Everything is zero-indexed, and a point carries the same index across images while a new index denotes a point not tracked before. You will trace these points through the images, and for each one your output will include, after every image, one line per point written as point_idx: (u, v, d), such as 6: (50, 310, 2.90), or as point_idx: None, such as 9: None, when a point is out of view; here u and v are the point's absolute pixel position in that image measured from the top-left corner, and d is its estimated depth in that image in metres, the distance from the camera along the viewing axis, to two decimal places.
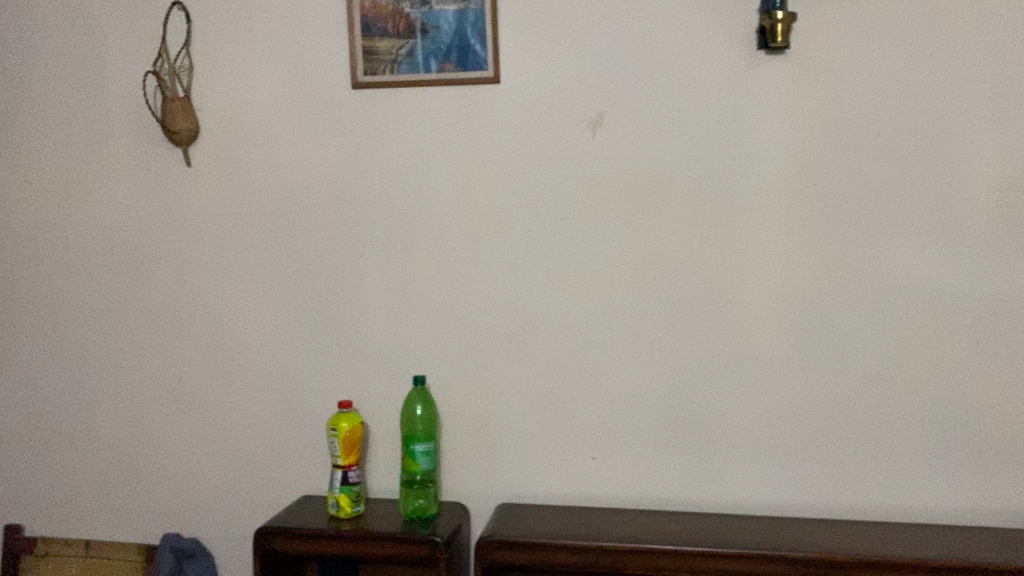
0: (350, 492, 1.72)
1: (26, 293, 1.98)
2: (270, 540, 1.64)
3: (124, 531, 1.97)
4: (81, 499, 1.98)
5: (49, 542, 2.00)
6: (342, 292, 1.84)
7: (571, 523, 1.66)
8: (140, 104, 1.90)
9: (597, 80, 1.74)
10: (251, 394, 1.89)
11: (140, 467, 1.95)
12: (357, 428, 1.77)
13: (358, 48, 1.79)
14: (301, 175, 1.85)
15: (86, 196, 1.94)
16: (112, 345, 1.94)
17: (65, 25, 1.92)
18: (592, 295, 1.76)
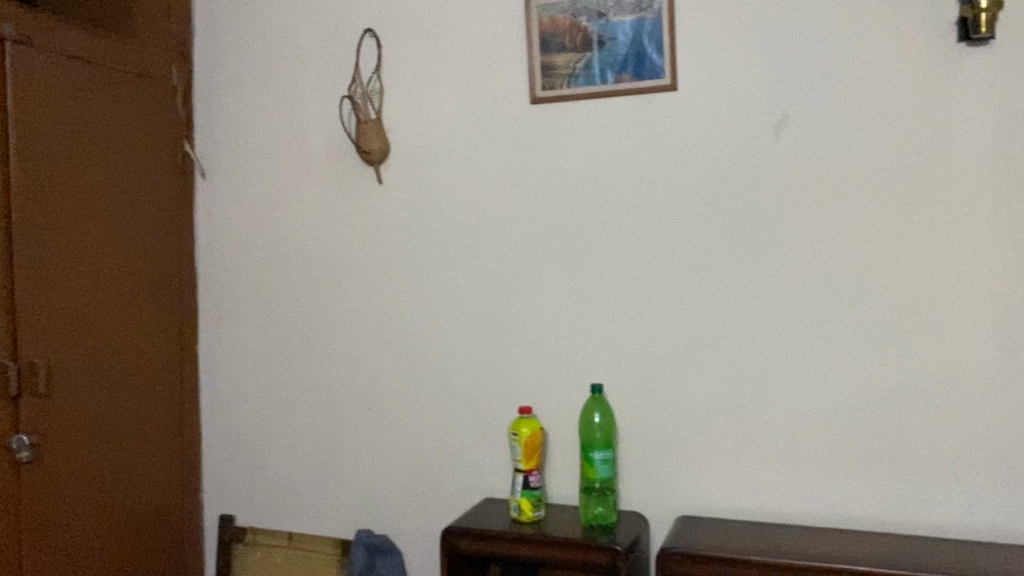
0: (531, 496, 1.76)
1: (238, 301, 2.16)
2: (457, 540, 1.71)
3: (323, 525, 2.11)
4: (285, 494, 2.14)
5: (257, 532, 2.17)
6: (522, 301, 1.89)
7: (755, 538, 1.62)
8: (336, 126, 2.04)
9: (777, 83, 1.69)
10: (437, 398, 1.98)
11: (337, 465, 2.08)
12: (537, 434, 1.82)
13: (537, 63, 1.85)
14: (482, 188, 1.92)
15: (289, 213, 2.10)
16: (312, 350, 2.09)
17: (273, 58, 2.10)
18: (775, 303, 1.71)
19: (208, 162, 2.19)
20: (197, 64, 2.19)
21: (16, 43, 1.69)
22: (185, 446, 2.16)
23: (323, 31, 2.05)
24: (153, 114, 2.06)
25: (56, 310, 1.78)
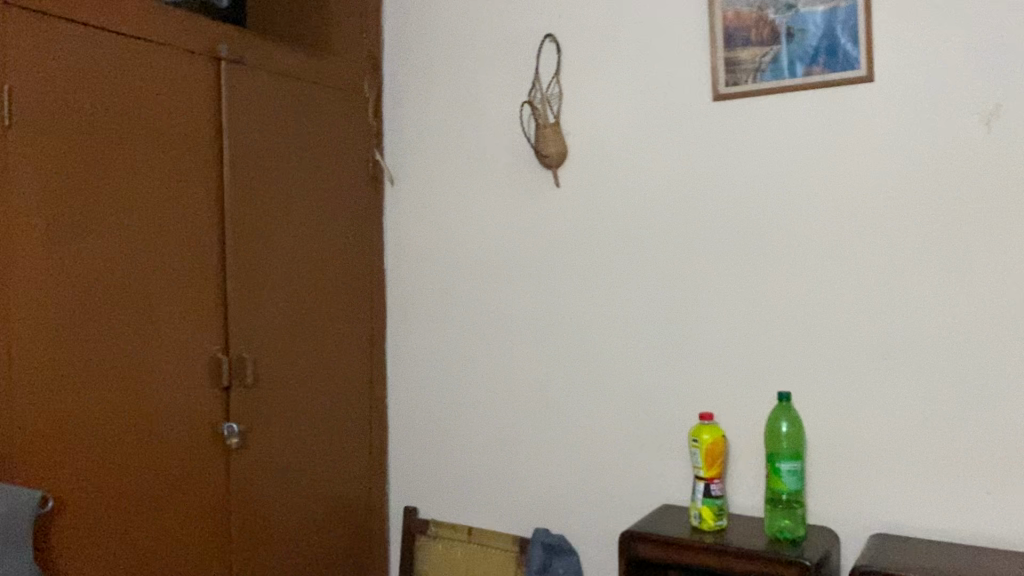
0: (713, 505, 1.72)
1: (423, 302, 2.25)
2: (635, 545, 1.69)
3: (502, 522, 2.14)
4: (465, 489, 2.20)
5: (439, 525, 2.23)
6: (703, 304, 1.85)
7: (962, 563, 1.49)
8: (517, 131, 2.08)
9: (989, 69, 1.56)
10: (615, 401, 1.97)
11: (516, 464, 2.11)
12: (719, 442, 1.77)
13: (720, 60, 1.80)
14: (662, 189, 1.89)
15: (471, 217, 2.16)
16: (492, 351, 2.14)
17: (457, 67, 2.17)
18: (985, 308, 1.57)
19: (397, 169, 2.29)
20: (388, 77, 2.30)
21: (231, 63, 1.85)
22: (374, 439, 2.27)
23: (505, 38, 2.10)
24: (347, 125, 2.18)
25: (262, 307, 1.92)
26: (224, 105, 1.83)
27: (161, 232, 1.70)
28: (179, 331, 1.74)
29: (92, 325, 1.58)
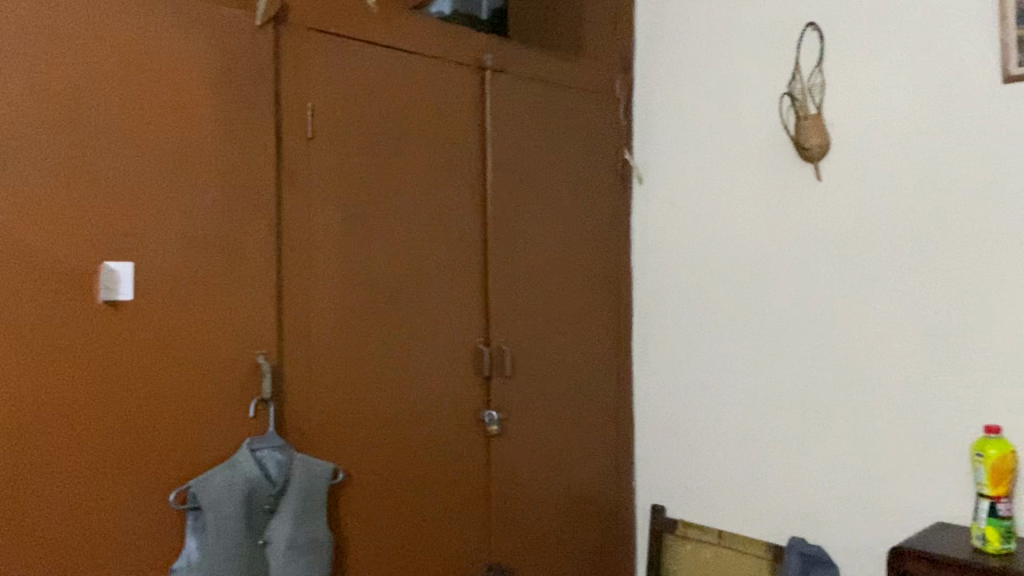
0: (998, 526, 1.58)
1: (671, 301, 2.24)
2: (905, 563, 1.58)
3: (753, 527, 2.08)
4: (714, 491, 2.17)
5: (687, 526, 2.21)
6: (987, 306, 1.69)
7: None
8: (774, 125, 2.02)
9: None
10: (880, 408, 1.85)
11: (767, 467, 2.05)
12: (1007, 459, 1.61)
13: (1011, 37, 1.64)
14: (938, 181, 1.75)
15: (722, 214, 2.13)
16: (744, 351, 2.09)
17: (711, 63, 2.15)
18: None
19: (645, 168, 2.30)
20: (637, 77, 2.32)
21: (495, 71, 1.95)
22: (619, 435, 2.30)
23: (762, 30, 2.04)
24: (599, 126, 2.22)
25: (519, 301, 2.01)
26: (488, 111, 1.94)
27: (433, 231, 1.83)
28: (447, 323, 1.86)
29: (375, 317, 1.73)
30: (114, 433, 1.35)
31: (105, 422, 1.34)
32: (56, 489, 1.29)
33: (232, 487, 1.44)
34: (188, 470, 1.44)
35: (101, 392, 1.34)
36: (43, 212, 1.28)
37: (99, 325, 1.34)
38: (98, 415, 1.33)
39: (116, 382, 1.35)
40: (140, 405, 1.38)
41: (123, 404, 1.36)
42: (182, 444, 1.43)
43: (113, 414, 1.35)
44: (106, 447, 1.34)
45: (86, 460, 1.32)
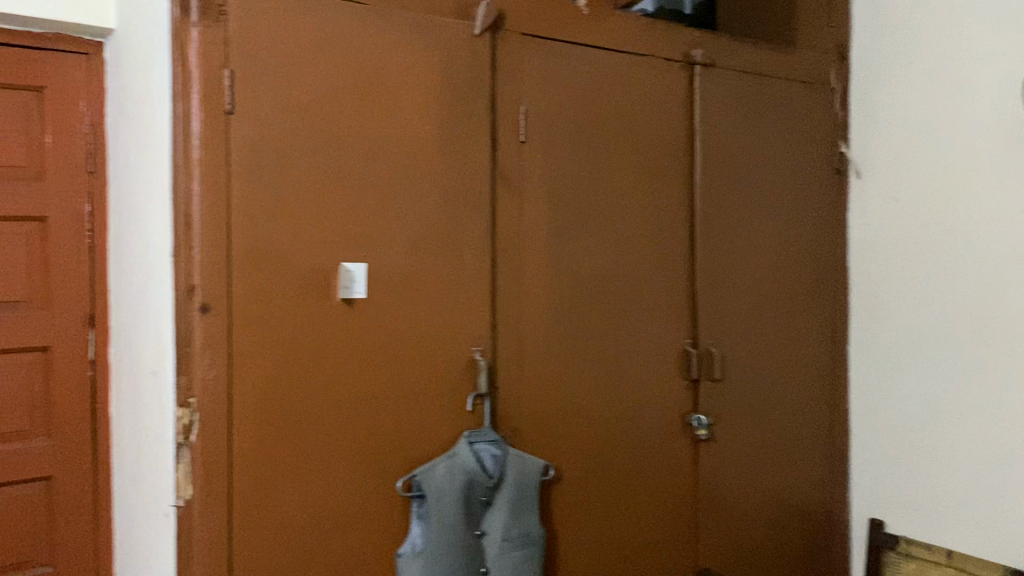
0: None
1: (894, 302, 2.10)
2: None
3: (988, 550, 1.90)
4: (941, 507, 2.00)
5: (911, 543, 2.06)
6: None
7: None
8: (1012, 110, 1.83)
9: None
10: None
11: (1008, 486, 1.86)
12: None
13: None
14: None
15: (952, 208, 1.96)
16: (978, 357, 1.91)
17: (938, 46, 1.99)
18: None
19: (864, 161, 2.17)
20: (855, 66, 2.19)
21: (704, 67, 1.91)
22: (835, 441, 2.18)
23: (997, 7, 1.86)
24: (812, 119, 2.12)
25: (729, 302, 1.96)
26: (697, 108, 1.90)
27: (641, 230, 1.82)
28: (653, 323, 1.84)
29: (584, 316, 1.74)
30: (346, 427, 1.45)
31: (338, 415, 1.44)
32: (296, 476, 1.40)
33: (453, 479, 1.49)
34: (413, 460, 1.52)
35: (335, 388, 1.43)
36: (290, 217, 1.39)
37: (333, 324, 1.43)
38: (332, 409, 1.43)
39: (347, 378, 1.45)
40: (369, 400, 1.47)
41: (354, 399, 1.45)
42: (407, 437, 1.51)
43: (345, 408, 1.44)
44: (339, 439, 1.44)
45: (322, 451, 1.42)
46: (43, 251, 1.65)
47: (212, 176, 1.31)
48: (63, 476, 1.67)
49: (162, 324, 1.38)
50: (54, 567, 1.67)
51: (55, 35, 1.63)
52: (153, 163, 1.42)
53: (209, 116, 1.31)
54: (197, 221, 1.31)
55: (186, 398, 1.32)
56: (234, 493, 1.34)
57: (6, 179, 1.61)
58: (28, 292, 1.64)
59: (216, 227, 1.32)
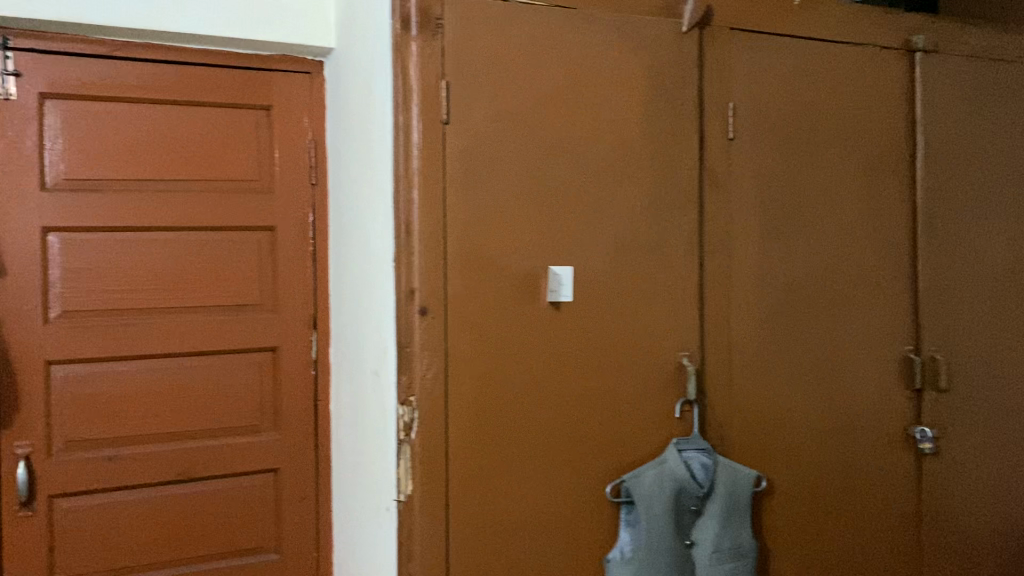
0: None
1: None
2: None
3: None
4: None
5: None
6: None
7: None
8: None
9: None
10: None
11: None
12: None
13: None
14: None
15: None
16: None
17: None
18: None
19: None
20: None
21: (926, 53, 1.78)
22: None
23: None
24: None
25: (957, 305, 1.80)
26: (918, 98, 1.77)
27: (857, 229, 1.71)
28: (871, 328, 1.73)
29: (796, 321, 1.66)
30: (556, 431, 1.45)
31: (548, 419, 1.45)
32: (509, 479, 1.42)
33: (662, 486, 1.46)
34: (622, 465, 1.50)
35: (545, 393, 1.45)
36: (502, 222, 1.41)
37: (543, 329, 1.44)
38: (542, 412, 1.44)
39: (557, 383, 1.45)
40: (578, 405, 1.47)
41: (563, 403, 1.46)
42: (615, 443, 1.49)
43: (555, 413, 1.45)
44: (550, 441, 1.45)
45: (533, 454, 1.44)
46: (272, 259, 1.77)
47: (429, 184, 1.36)
48: (289, 469, 1.78)
49: (384, 328, 1.44)
50: (280, 555, 1.79)
51: (281, 57, 1.75)
52: (374, 173, 1.49)
53: (427, 126, 1.35)
54: (417, 226, 1.36)
55: (407, 396, 1.37)
56: (450, 491, 1.38)
57: (241, 192, 1.74)
58: (259, 297, 1.76)
59: (434, 232, 1.36)
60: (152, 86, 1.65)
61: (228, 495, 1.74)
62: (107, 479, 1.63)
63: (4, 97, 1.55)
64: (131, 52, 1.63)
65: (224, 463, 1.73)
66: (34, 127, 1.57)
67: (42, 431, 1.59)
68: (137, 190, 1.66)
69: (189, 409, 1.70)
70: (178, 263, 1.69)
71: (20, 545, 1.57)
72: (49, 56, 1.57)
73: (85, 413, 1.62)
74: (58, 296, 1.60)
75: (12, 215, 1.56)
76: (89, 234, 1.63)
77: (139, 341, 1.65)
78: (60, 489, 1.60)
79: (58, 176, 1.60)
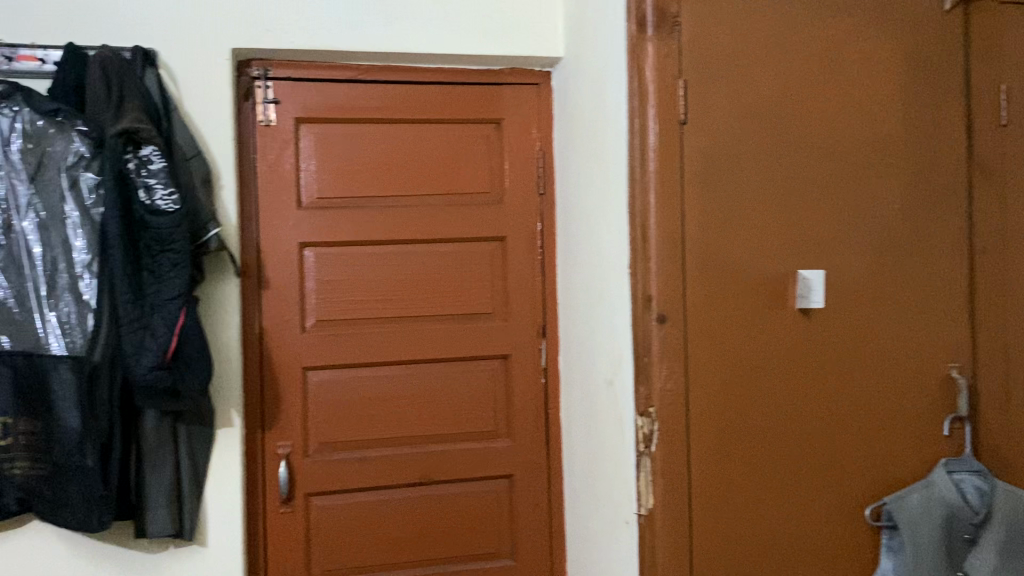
0: None
1: None
2: None
3: None
4: None
5: None
6: None
7: None
8: None
9: None
10: None
11: None
12: None
13: None
14: None
15: None
16: None
17: None
18: None
19: None
20: None
21: None
22: None
23: None
24: None
25: None
26: None
27: None
28: None
29: None
30: (805, 448, 1.36)
31: (796, 435, 1.36)
32: (755, 496, 1.35)
33: (931, 513, 1.33)
34: (879, 485, 1.39)
35: (792, 407, 1.36)
36: (743, 226, 1.34)
37: (791, 339, 1.36)
38: (791, 427, 1.36)
39: (806, 397, 1.36)
40: (829, 419, 1.37)
41: (813, 419, 1.37)
42: (869, 461, 1.38)
43: (803, 429, 1.36)
44: (800, 458, 1.36)
45: (781, 471, 1.36)
46: (503, 269, 1.80)
47: (667, 188, 1.31)
48: (521, 475, 1.81)
49: (618, 337, 1.41)
50: (514, 560, 1.81)
51: (510, 69, 1.78)
52: (606, 179, 1.47)
53: (665, 128, 1.31)
54: (653, 231, 1.31)
55: (646, 407, 1.33)
56: (693, 507, 1.33)
57: (474, 204, 1.79)
58: (491, 306, 1.80)
59: (673, 237, 1.31)
60: (392, 106, 1.73)
61: (464, 500, 1.78)
62: (355, 480, 1.72)
63: (265, 123, 1.67)
64: (373, 75, 1.72)
65: (460, 469, 1.77)
66: (290, 150, 1.69)
67: (299, 433, 1.70)
68: (379, 205, 1.74)
69: (427, 415, 1.76)
70: (416, 273, 1.76)
71: (282, 539, 1.69)
72: (302, 83, 1.69)
73: (335, 417, 1.72)
74: (313, 306, 1.71)
75: (272, 232, 1.68)
76: (337, 248, 1.73)
77: (382, 349, 1.73)
78: (315, 488, 1.70)
79: (311, 195, 1.71)
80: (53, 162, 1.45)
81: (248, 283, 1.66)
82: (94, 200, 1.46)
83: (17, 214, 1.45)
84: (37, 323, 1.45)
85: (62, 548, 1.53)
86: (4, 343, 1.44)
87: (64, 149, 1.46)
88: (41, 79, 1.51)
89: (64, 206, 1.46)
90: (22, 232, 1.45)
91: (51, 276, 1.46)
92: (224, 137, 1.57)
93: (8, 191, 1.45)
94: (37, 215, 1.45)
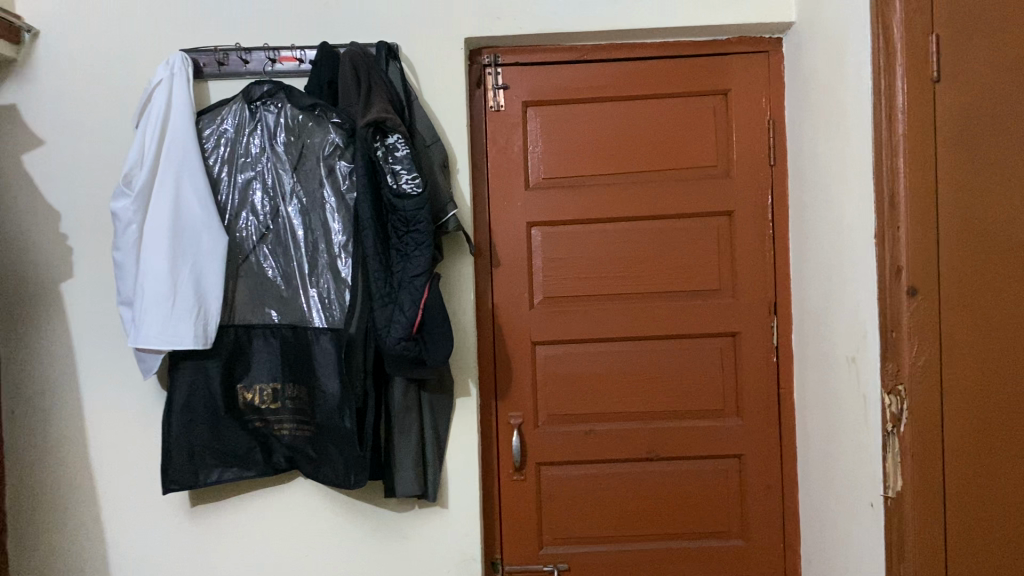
0: None
1: None
2: None
3: None
4: None
5: None
6: None
7: None
8: None
9: None
10: None
11: None
12: None
13: None
14: None
15: None
16: None
17: None
18: None
19: None
20: None
21: None
22: None
23: None
24: None
25: None
26: None
27: None
28: None
29: None
30: None
31: None
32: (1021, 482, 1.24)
33: None
34: None
35: None
36: (1004, 189, 1.23)
37: None
38: None
39: None
40: None
41: None
42: None
43: None
44: None
45: None
46: (730, 244, 1.77)
47: (920, 151, 1.23)
48: (751, 455, 1.77)
49: (862, 311, 1.34)
50: (745, 541, 1.78)
51: (738, 39, 1.74)
52: (847, 147, 1.40)
53: (915, 87, 1.23)
54: (903, 197, 1.24)
55: (895, 385, 1.26)
56: (947, 491, 1.25)
57: (700, 178, 1.76)
58: (718, 282, 1.77)
59: (923, 204, 1.24)
60: (616, 84, 1.75)
61: (692, 476, 1.78)
62: (584, 452, 1.77)
63: (496, 108, 1.74)
64: (599, 54, 1.74)
65: (688, 446, 1.77)
66: (519, 133, 1.75)
67: (531, 406, 1.77)
68: (605, 183, 1.77)
69: (654, 391, 1.77)
70: (642, 251, 1.77)
71: (515, 506, 1.77)
72: (531, 67, 1.74)
73: (564, 390, 1.77)
74: (541, 284, 1.77)
75: (504, 213, 1.75)
76: (566, 227, 1.77)
77: (609, 326, 1.76)
78: (546, 459, 1.77)
79: (539, 174, 1.77)
80: (312, 153, 1.60)
81: (482, 262, 1.75)
82: (348, 185, 1.60)
83: (282, 201, 1.61)
84: (301, 299, 1.61)
85: (322, 505, 1.69)
86: (275, 317, 1.61)
87: (322, 140, 1.59)
88: (300, 78, 1.66)
89: (323, 192, 1.60)
90: (288, 217, 1.61)
91: (312, 257, 1.61)
92: (459, 123, 1.66)
93: (275, 181, 1.61)
94: (300, 201, 1.61)
